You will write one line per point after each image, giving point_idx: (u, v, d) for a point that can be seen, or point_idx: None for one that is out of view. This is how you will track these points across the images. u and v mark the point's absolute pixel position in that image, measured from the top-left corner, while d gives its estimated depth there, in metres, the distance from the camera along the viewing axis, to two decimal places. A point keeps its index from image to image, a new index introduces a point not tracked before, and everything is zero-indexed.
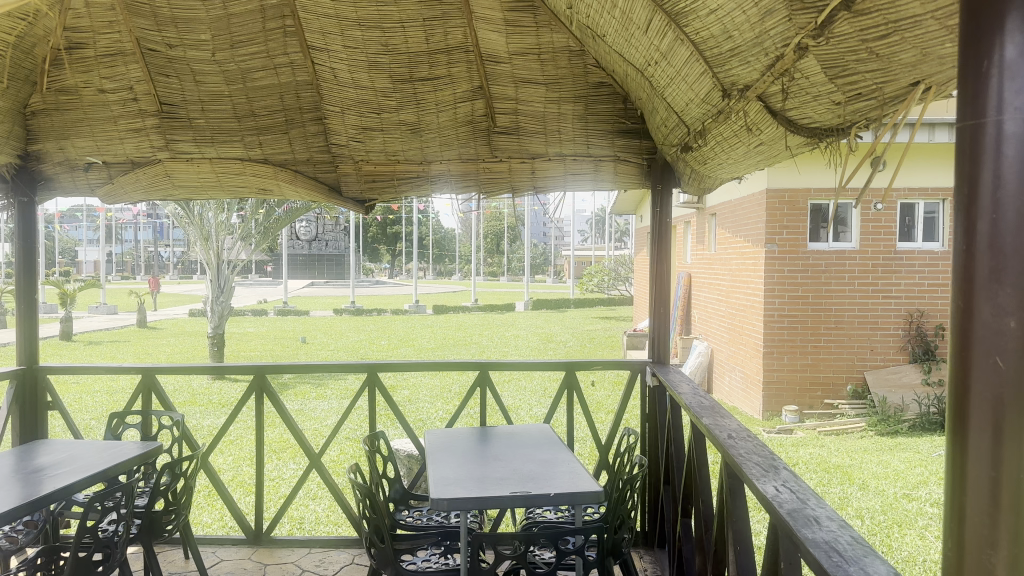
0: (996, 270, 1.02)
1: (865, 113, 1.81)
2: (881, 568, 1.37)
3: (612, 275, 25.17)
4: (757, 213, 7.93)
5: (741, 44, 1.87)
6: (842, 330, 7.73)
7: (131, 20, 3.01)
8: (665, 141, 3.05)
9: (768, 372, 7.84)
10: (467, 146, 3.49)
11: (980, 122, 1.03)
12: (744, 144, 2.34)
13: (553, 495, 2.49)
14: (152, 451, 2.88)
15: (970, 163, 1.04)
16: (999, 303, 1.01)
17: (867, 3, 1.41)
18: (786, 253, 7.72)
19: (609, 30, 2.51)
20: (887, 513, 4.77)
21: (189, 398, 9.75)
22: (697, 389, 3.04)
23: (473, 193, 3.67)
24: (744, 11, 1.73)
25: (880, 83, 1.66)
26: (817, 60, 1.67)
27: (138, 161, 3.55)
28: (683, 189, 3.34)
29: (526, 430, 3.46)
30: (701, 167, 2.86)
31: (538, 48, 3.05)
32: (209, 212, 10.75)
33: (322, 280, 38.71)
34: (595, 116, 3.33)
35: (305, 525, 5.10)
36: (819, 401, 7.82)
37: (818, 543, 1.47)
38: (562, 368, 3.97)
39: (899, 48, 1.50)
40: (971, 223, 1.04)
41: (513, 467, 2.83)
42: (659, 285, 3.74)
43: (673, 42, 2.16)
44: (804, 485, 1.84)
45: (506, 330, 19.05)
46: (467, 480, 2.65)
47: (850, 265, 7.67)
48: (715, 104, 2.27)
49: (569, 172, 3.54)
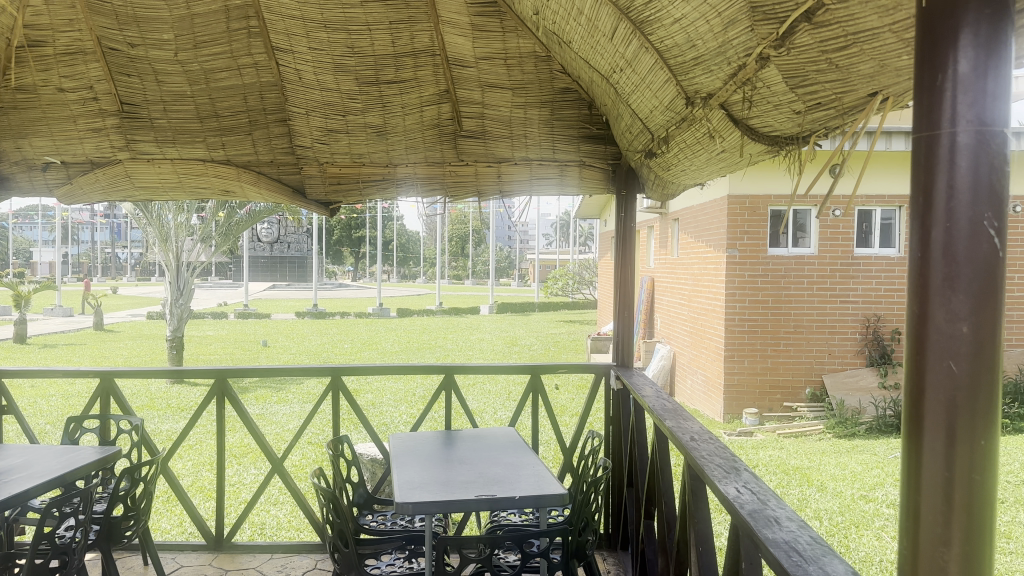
0: (949, 277, 1.05)
1: (824, 122, 1.85)
2: (839, 567, 1.41)
3: (576, 278, 25.20)
4: (718, 219, 8.05)
5: (704, 53, 1.90)
6: (800, 334, 7.87)
7: (91, 19, 2.95)
8: (629, 147, 3.08)
9: (728, 375, 7.97)
10: (433, 149, 3.48)
11: (934, 134, 1.06)
12: (706, 152, 2.38)
13: (517, 498, 2.49)
14: (110, 456, 2.81)
15: (924, 174, 1.07)
16: (953, 309, 1.05)
17: (826, 16, 1.46)
18: (746, 259, 7.85)
19: (574, 37, 2.52)
20: (844, 515, 4.87)
21: (147, 402, 9.55)
22: (660, 391, 3.08)
23: (439, 197, 3.63)
24: (707, 21, 1.77)
25: (839, 93, 1.69)
26: (778, 70, 1.71)
27: (98, 161, 3.49)
28: (647, 196, 3.37)
29: (491, 433, 3.46)
30: (664, 173, 2.89)
31: (505, 53, 3.05)
32: (168, 212, 10.57)
33: (283, 282, 38.26)
34: (561, 122, 3.36)
35: (266, 531, 5.03)
36: (778, 404, 7.97)
37: (778, 543, 1.50)
38: (528, 371, 3.98)
39: (857, 59, 1.54)
40: (925, 232, 1.07)
41: (478, 470, 2.83)
42: (624, 289, 3.78)
43: (638, 50, 2.19)
44: (764, 486, 1.87)
45: (471, 333, 19.03)
46: (432, 484, 2.65)
47: (808, 270, 7.82)
48: (679, 111, 2.32)
49: (535, 177, 3.55)
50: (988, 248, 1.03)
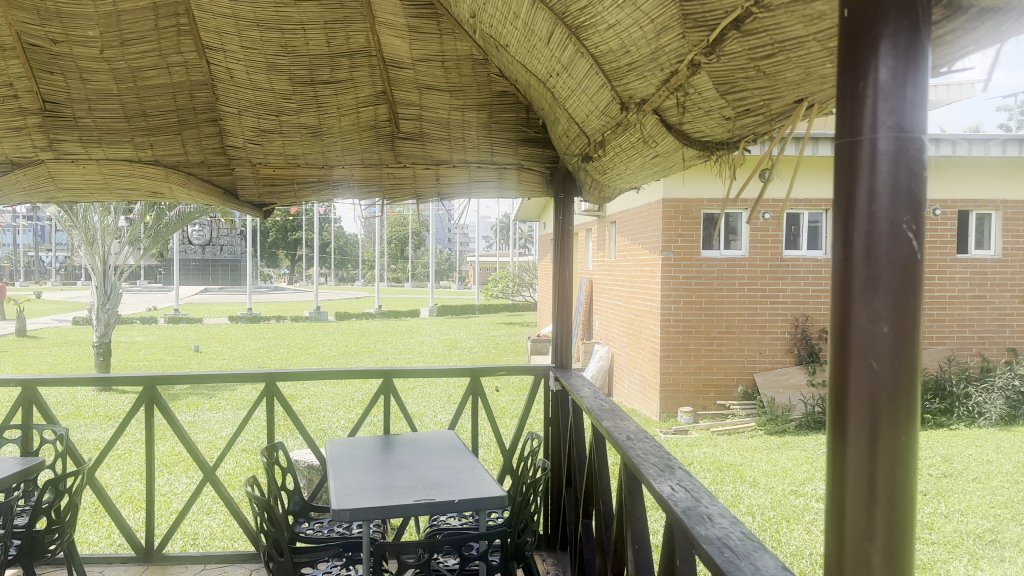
0: (871, 278, 1.08)
1: (753, 128, 1.91)
2: (769, 562, 1.45)
3: (516, 280, 25.27)
4: (654, 222, 8.19)
5: (638, 59, 1.93)
6: (733, 334, 8.07)
7: (11, 13, 2.79)
8: (566, 150, 3.11)
9: (664, 374, 8.11)
10: (370, 151, 3.45)
11: (856, 139, 1.09)
12: (642, 156, 2.43)
13: (456, 502, 2.48)
14: (32, 467, 2.69)
15: (847, 178, 1.10)
16: (874, 309, 1.08)
17: (754, 23, 1.50)
18: (681, 261, 8.00)
19: (511, 41, 2.54)
20: (775, 510, 5.01)
21: (71, 411, 9.18)
22: (598, 391, 3.11)
23: (377, 198, 3.62)
24: (640, 27, 1.80)
25: (767, 99, 1.75)
26: (708, 76, 1.75)
27: (17, 161, 3.34)
28: (585, 199, 3.41)
29: (430, 437, 3.44)
30: (601, 177, 2.93)
31: (441, 55, 3.04)
32: (94, 213, 10.17)
33: (216, 285, 37.30)
34: (499, 125, 3.37)
35: (199, 541, 4.89)
36: (712, 402, 8.15)
37: (711, 540, 1.53)
38: (467, 374, 3.97)
39: (784, 67, 1.59)
40: (847, 234, 1.10)
41: (417, 475, 2.81)
42: (562, 292, 3.81)
43: (574, 56, 2.22)
44: (698, 483, 1.91)
45: (410, 337, 18.90)
46: (370, 490, 2.62)
47: (740, 271, 8.02)
48: (614, 116, 2.35)
49: (473, 180, 3.57)
50: (907, 250, 1.07)
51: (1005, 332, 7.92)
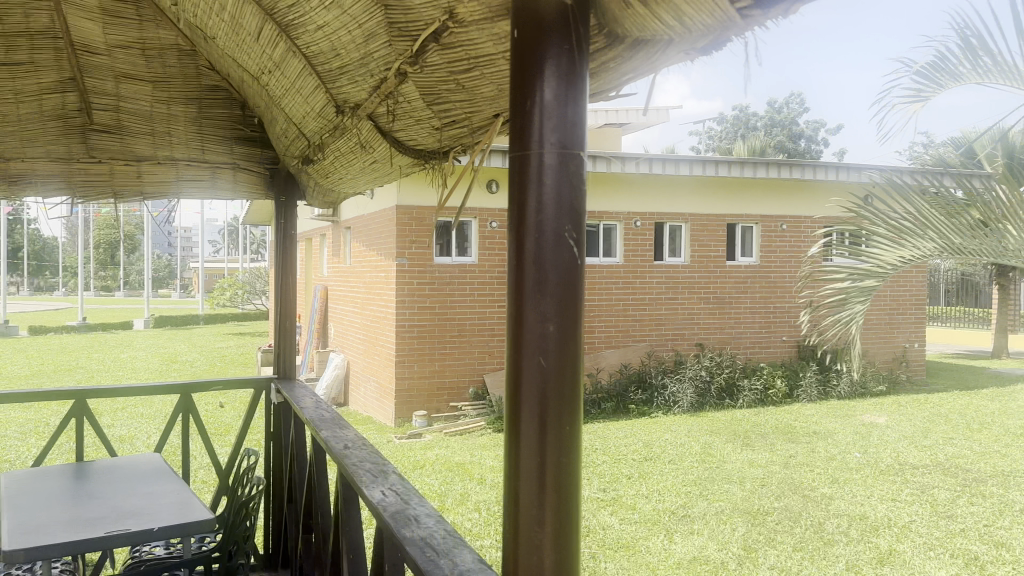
0: (539, 283, 1.16)
1: (459, 138, 1.99)
2: (467, 558, 1.50)
3: (246, 288, 23.95)
4: (388, 228, 8.22)
5: (348, 64, 1.91)
6: (463, 338, 8.36)
7: None
8: (286, 152, 3.01)
9: (398, 380, 8.13)
10: (56, 147, 3.07)
11: (526, 154, 1.17)
12: (360, 161, 2.43)
13: (157, 529, 2.27)
14: None
15: (518, 189, 1.17)
16: (542, 311, 1.17)
17: (453, 38, 1.55)
18: (414, 267, 8.10)
19: (217, 34, 2.30)
20: (499, 504, 5.26)
21: None
22: (319, 402, 3.03)
23: (74, 200, 3.39)
24: (347, 31, 1.76)
25: (469, 111, 1.84)
26: (415, 87, 1.79)
27: None
28: (311, 202, 3.35)
29: (133, 463, 3.11)
30: (322, 180, 2.89)
31: (142, 44, 2.65)
32: None
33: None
34: (209, 122, 3.18)
35: None
36: (445, 405, 8.35)
37: (415, 541, 1.55)
38: (177, 390, 3.65)
39: (480, 82, 1.68)
40: (520, 241, 1.18)
41: (112, 506, 2.53)
42: (284, 300, 3.67)
43: (285, 54, 2.10)
44: (409, 486, 1.93)
45: (121, 351, 17.07)
46: (54, 525, 2.31)
47: (470, 277, 8.34)
48: (331, 120, 2.32)
49: (183, 180, 3.45)
50: (569, 256, 1.16)
51: (693, 328, 9.05)
